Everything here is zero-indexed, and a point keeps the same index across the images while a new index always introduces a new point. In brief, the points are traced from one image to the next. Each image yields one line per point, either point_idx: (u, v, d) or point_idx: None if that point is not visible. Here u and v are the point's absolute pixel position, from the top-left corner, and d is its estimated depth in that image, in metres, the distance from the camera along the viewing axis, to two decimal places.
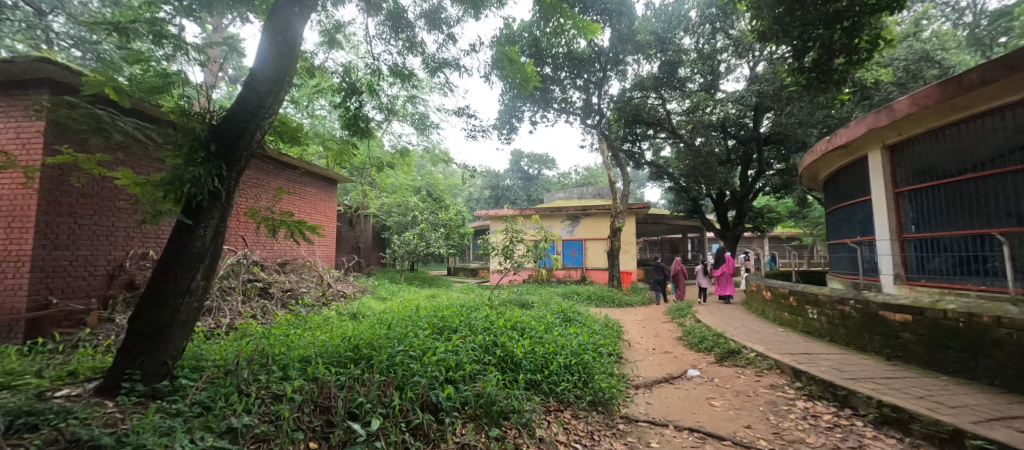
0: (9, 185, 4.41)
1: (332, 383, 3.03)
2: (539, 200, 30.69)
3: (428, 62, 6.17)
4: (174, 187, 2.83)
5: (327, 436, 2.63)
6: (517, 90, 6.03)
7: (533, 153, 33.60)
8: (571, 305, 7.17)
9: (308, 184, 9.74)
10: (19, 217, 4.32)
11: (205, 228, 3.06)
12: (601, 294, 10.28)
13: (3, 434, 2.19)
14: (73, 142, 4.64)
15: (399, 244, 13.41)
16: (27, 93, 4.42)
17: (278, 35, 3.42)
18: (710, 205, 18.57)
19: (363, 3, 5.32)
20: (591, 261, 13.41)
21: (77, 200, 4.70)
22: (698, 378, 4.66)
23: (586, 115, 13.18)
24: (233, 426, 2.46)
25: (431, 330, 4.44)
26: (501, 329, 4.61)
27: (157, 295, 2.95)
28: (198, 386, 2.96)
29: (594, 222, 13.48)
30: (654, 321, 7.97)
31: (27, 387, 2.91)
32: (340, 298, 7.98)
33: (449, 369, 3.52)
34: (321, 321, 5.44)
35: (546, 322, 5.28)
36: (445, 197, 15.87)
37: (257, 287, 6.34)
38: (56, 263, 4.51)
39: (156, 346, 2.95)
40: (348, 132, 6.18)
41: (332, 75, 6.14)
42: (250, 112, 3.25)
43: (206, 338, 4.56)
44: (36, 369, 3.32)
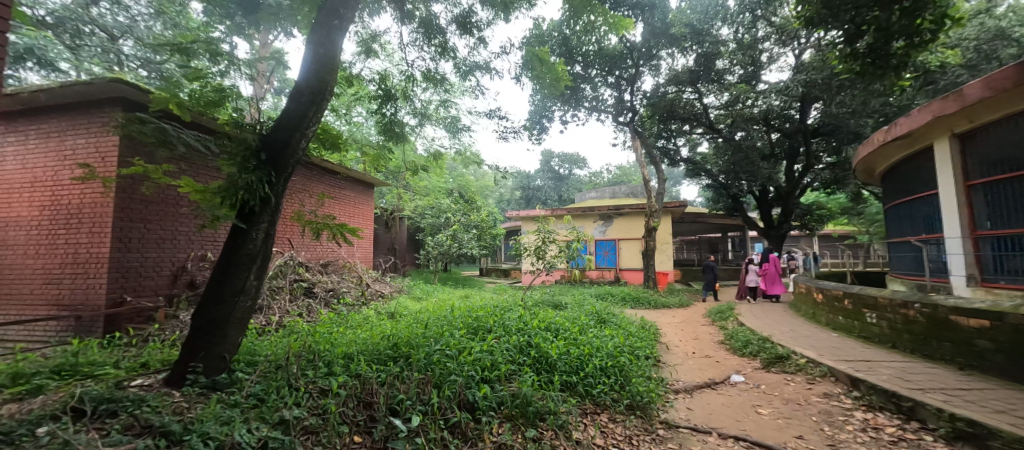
0: (88, 194, 4.86)
1: (373, 380, 3.15)
2: (571, 200, 30.42)
3: (460, 66, 6.29)
4: (229, 193, 3.04)
5: (370, 430, 2.76)
6: (548, 90, 6.01)
7: (563, 153, 33.41)
8: (605, 306, 7.07)
9: (348, 188, 10.15)
10: (98, 223, 4.77)
11: (257, 232, 3.27)
12: (635, 294, 10.06)
13: (89, 418, 2.43)
14: (142, 154, 5.06)
15: (433, 245, 13.70)
16: (104, 111, 4.88)
17: (320, 48, 3.62)
18: (753, 203, 17.71)
19: (397, 12, 5.49)
20: (625, 261, 13.11)
21: (146, 207, 5.15)
22: (743, 385, 4.45)
23: (618, 112, 12.89)
24: (285, 418, 2.60)
25: (466, 330, 4.50)
26: (535, 330, 4.61)
27: (215, 293, 3.17)
28: (253, 379, 3.15)
29: (627, 222, 13.17)
30: (692, 323, 7.70)
31: (107, 376, 3.21)
32: (377, 297, 8.28)
33: (485, 368, 3.57)
34: (360, 320, 5.62)
35: (581, 324, 5.22)
36: (476, 198, 16.05)
37: (302, 287, 6.68)
38: (129, 264, 4.94)
39: (215, 341, 3.17)
40: (384, 138, 6.41)
41: (368, 83, 6.36)
42: (294, 122, 3.42)
43: (258, 334, 4.86)
44: (115, 360, 3.66)
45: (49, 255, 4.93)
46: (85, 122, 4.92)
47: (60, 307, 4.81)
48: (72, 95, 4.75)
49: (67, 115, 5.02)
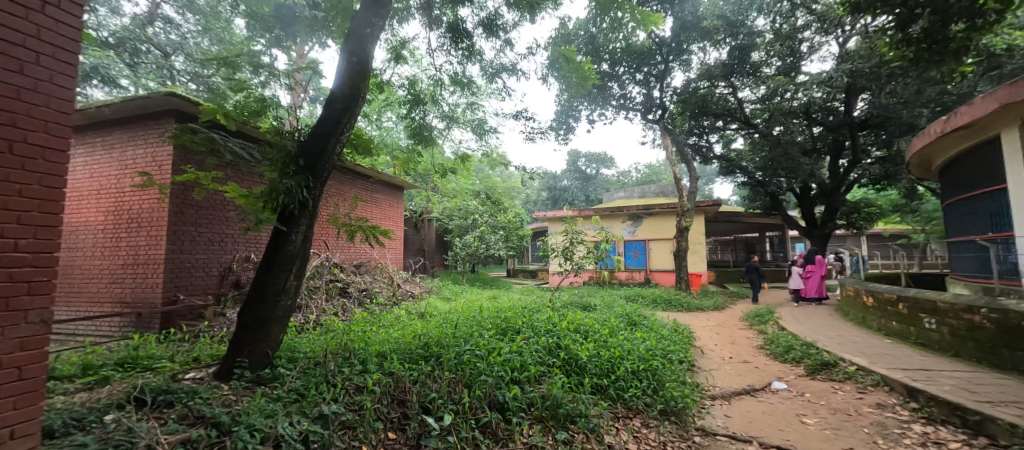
0: (146, 199, 5.23)
1: (406, 378, 3.22)
2: (598, 200, 29.97)
3: (487, 68, 6.34)
4: (272, 197, 3.21)
5: (403, 428, 2.83)
6: (575, 89, 5.97)
7: (591, 152, 33.05)
8: (636, 308, 6.92)
9: (379, 191, 10.44)
10: (155, 226, 5.13)
11: (297, 233, 3.42)
12: (666, 297, 9.78)
13: (148, 408, 2.61)
14: (193, 162, 5.41)
15: (461, 247, 13.86)
16: (159, 123, 5.24)
17: (353, 56, 3.74)
18: (793, 201, 16.88)
19: (425, 19, 5.62)
20: (656, 262, 12.79)
21: (197, 211, 5.50)
22: (785, 392, 4.24)
23: (647, 110, 12.59)
24: (324, 413, 2.70)
25: (495, 331, 4.53)
26: (564, 331, 4.56)
27: (259, 292, 3.34)
28: (294, 375, 3.29)
29: (658, 222, 12.84)
30: (728, 327, 7.42)
31: (164, 369, 3.45)
32: (408, 298, 8.49)
33: (514, 369, 3.57)
34: (393, 319, 5.76)
35: (611, 326, 5.13)
36: (503, 200, 16.12)
37: (337, 287, 6.92)
38: (182, 265, 5.28)
39: (259, 337, 3.33)
40: (414, 141, 6.56)
41: (397, 88, 6.52)
42: (330, 128, 3.56)
43: (297, 332, 5.08)
44: (170, 354, 3.92)
45: (112, 256, 5.34)
46: (144, 133, 5.31)
47: (122, 304, 5.21)
48: (131, 108, 5.13)
49: (127, 128, 5.43)
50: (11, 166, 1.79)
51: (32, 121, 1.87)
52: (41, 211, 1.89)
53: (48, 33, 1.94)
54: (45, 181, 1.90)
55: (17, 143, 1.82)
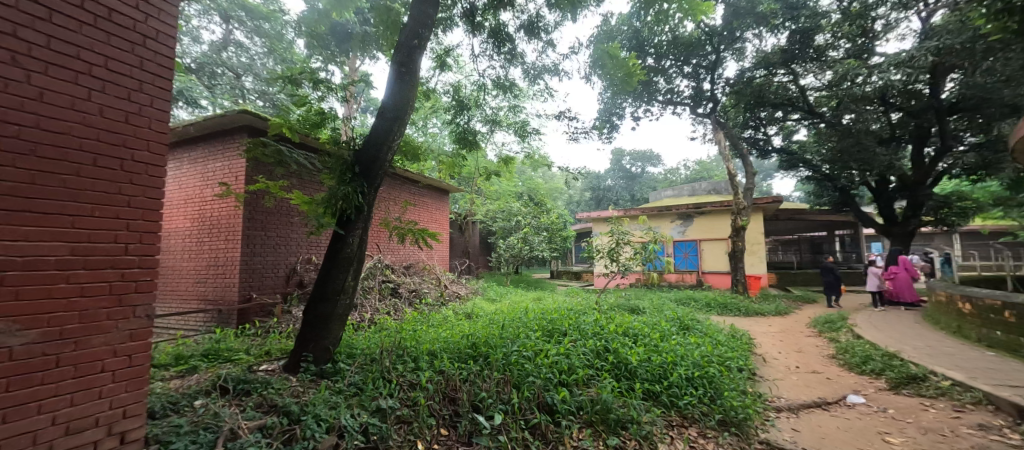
0: (224, 207, 5.77)
1: (456, 376, 3.31)
2: (645, 200, 28.98)
3: (529, 71, 6.38)
4: (331, 203, 3.46)
5: (455, 425, 2.92)
6: (620, 86, 5.84)
7: (636, 150, 32.15)
8: (688, 312, 6.62)
9: (427, 195, 10.80)
10: (232, 231, 5.66)
11: (353, 237, 3.63)
12: (721, 300, 9.27)
13: (230, 395, 2.90)
14: (263, 172, 5.90)
15: (504, 249, 13.97)
16: (235, 138, 5.77)
17: (402, 66, 3.93)
18: (867, 196, 15.36)
19: (468, 26, 5.76)
20: (709, 264, 12.15)
21: (266, 217, 6.00)
22: (864, 408, 3.86)
23: (696, 104, 12.01)
24: (381, 407, 2.84)
25: (542, 332, 4.52)
26: (612, 334, 4.46)
27: (321, 292, 3.58)
28: (353, 370, 3.49)
29: (710, 221, 12.20)
30: (792, 334, 6.89)
31: (242, 361, 3.80)
32: (454, 298, 8.72)
33: (562, 372, 3.54)
34: (441, 319, 5.95)
35: (662, 330, 4.94)
36: (546, 201, 16.08)
37: (389, 288, 7.24)
38: (254, 266, 5.78)
39: (321, 334, 3.56)
40: (459, 146, 6.72)
41: (442, 95, 6.74)
42: (382, 137, 3.76)
43: (355, 330, 5.38)
44: (246, 347, 4.31)
45: (197, 258, 5.95)
46: (222, 148, 5.88)
47: (206, 301, 5.80)
48: (212, 126, 5.69)
49: (208, 143, 6.03)
50: (121, 181, 2.06)
51: (137, 142, 2.14)
52: (144, 220, 2.16)
53: (149, 63, 2.21)
54: (147, 194, 2.17)
55: (126, 160, 2.09)
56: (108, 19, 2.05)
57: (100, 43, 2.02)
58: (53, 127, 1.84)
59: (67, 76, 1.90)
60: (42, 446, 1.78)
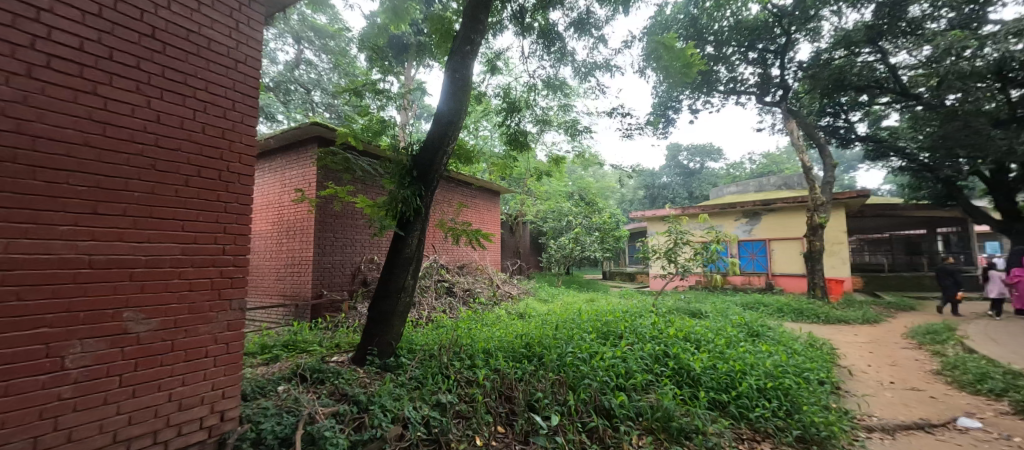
0: (299, 211, 6.32)
1: (511, 375, 3.37)
2: (705, 197, 27.41)
3: (580, 69, 6.32)
4: (393, 206, 3.69)
5: (512, 423, 2.98)
6: (677, 78, 5.59)
7: (693, 145, 30.52)
8: (756, 317, 6.17)
9: (479, 197, 11.02)
10: (306, 233, 6.19)
11: (412, 237, 3.82)
12: (795, 305, 8.53)
13: (307, 382, 3.17)
14: (332, 179, 6.36)
15: (556, 249, 13.85)
16: (307, 148, 6.30)
17: (456, 73, 4.07)
18: (975, 189, 13.38)
19: (518, 28, 5.84)
20: (779, 265, 11.23)
21: (335, 220, 6.48)
22: (980, 433, 3.37)
23: (763, 92, 11.16)
24: (441, 401, 2.97)
25: (597, 335, 4.45)
26: (672, 339, 4.26)
27: (383, 290, 3.80)
28: (414, 365, 3.66)
29: (780, 219, 11.28)
30: (884, 345, 6.17)
31: (316, 352, 4.13)
32: (506, 298, 8.84)
33: (620, 375, 3.46)
34: (495, 319, 6.05)
35: (727, 336, 4.64)
36: (598, 200, 15.76)
37: (444, 287, 7.49)
38: (325, 265, 6.26)
39: (383, 330, 3.77)
40: (510, 147, 6.79)
41: (492, 98, 6.87)
42: (438, 141, 3.91)
43: (414, 326, 5.64)
44: (319, 339, 4.68)
45: (277, 258, 6.56)
46: (298, 157, 6.42)
47: (285, 296, 6.38)
48: (289, 138, 6.24)
49: (286, 153, 6.63)
50: (219, 189, 2.34)
51: (231, 155, 2.41)
52: (238, 223, 2.43)
53: (240, 85, 2.49)
54: (241, 200, 2.44)
55: (223, 172, 2.36)
56: (208, 49, 2.34)
57: (204, 70, 2.32)
58: (167, 145, 2.14)
59: (178, 100, 2.20)
60: (162, 418, 2.07)
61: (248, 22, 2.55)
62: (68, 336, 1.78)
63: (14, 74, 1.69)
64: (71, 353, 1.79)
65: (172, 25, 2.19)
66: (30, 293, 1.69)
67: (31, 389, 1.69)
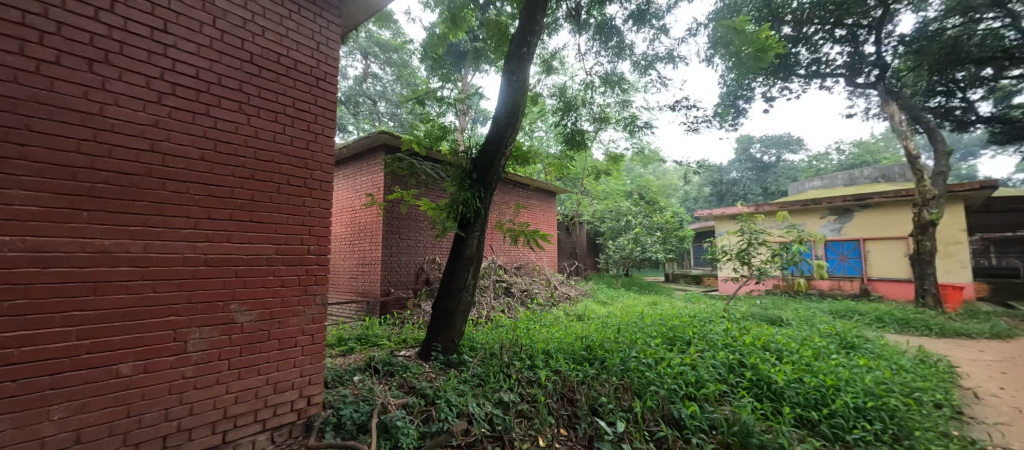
0: (369, 214, 6.75)
1: (573, 378, 3.33)
2: (782, 193, 25.08)
3: (639, 62, 6.09)
4: (454, 208, 3.82)
5: (575, 426, 2.93)
6: (751, 63, 5.13)
7: (768, 136, 28.15)
8: (847, 326, 5.52)
9: (536, 197, 11.02)
10: (375, 235, 6.60)
11: (473, 238, 3.92)
12: (896, 314, 7.51)
13: (379, 374, 3.37)
14: (398, 184, 6.72)
15: (614, 249, 13.45)
16: (376, 155, 6.70)
17: (513, 75, 4.11)
18: None
19: (573, 25, 5.78)
20: (875, 269, 9.96)
21: (401, 223, 6.84)
22: None
23: (853, 73, 9.93)
24: (503, 400, 3.01)
25: (662, 340, 4.25)
26: (748, 347, 3.93)
27: (446, 289, 3.93)
28: (476, 362, 3.74)
29: (876, 216, 10.01)
30: (1017, 365, 5.21)
31: (386, 346, 4.40)
32: (564, 299, 8.75)
33: (690, 384, 3.26)
34: (554, 320, 6.02)
35: (814, 346, 4.19)
36: (659, 199, 15.07)
37: (502, 287, 7.58)
38: (392, 265, 6.62)
39: (446, 327, 3.89)
40: (566, 147, 6.72)
41: (548, 98, 6.85)
42: (496, 143, 3.98)
43: (475, 325, 5.77)
44: (387, 334, 4.96)
45: (350, 258, 7.07)
46: (367, 164, 6.88)
47: (357, 293, 6.85)
48: (360, 147, 6.70)
49: (357, 161, 7.11)
50: (305, 195, 2.56)
51: (314, 164, 2.63)
52: (321, 226, 2.64)
53: (322, 100, 2.71)
54: (323, 205, 2.65)
55: (307, 179, 2.58)
56: (296, 69, 2.58)
57: (291, 88, 2.55)
58: (263, 157, 2.39)
59: (271, 116, 2.45)
60: (261, 399, 2.32)
61: (328, 42, 2.77)
62: (189, 323, 2.07)
63: (147, 101, 2.01)
64: (191, 338, 2.07)
65: (266, 51, 2.45)
66: (160, 286, 2.00)
67: (162, 368, 1.98)
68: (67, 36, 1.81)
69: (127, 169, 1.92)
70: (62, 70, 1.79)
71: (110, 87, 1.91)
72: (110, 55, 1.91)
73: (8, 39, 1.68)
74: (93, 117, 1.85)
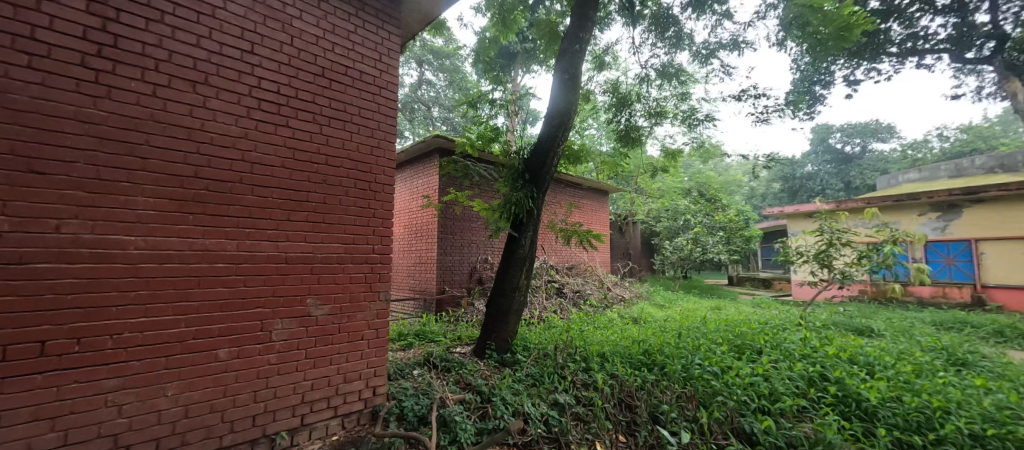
0: (425, 216, 6.99)
1: (631, 383, 3.21)
2: (868, 187, 22.45)
3: (699, 51, 5.76)
4: (508, 208, 3.84)
5: (634, 433, 2.82)
6: (832, 43, 4.62)
7: (850, 124, 25.43)
8: (954, 339, 4.80)
9: (589, 197, 10.81)
10: (431, 235, 6.83)
11: (526, 238, 3.92)
12: (1018, 327, 6.42)
13: (436, 369, 3.47)
14: (453, 185, 6.91)
15: (672, 250, 12.82)
16: (431, 159, 6.94)
17: (565, 73, 4.05)
18: None
19: (627, 18, 5.60)
20: (992, 274, 8.61)
21: (455, 223, 7.02)
22: None
23: (961, 48, 8.62)
24: (558, 401, 2.98)
25: (728, 347, 3.97)
26: (831, 360, 3.55)
27: (500, 288, 3.95)
28: (530, 362, 3.73)
29: (991, 213, 8.64)
30: None
31: (442, 342, 4.53)
32: (618, 301, 8.49)
33: (762, 396, 3.01)
34: (608, 322, 5.86)
35: (912, 361, 3.69)
36: (721, 196, 14.17)
37: (554, 287, 7.52)
38: (447, 264, 6.82)
39: (501, 326, 3.91)
40: (619, 144, 6.52)
41: (599, 95, 6.69)
42: (548, 143, 3.95)
43: (528, 325, 5.78)
44: (443, 331, 5.11)
45: (408, 257, 7.38)
46: (423, 168, 7.14)
47: (414, 291, 7.13)
48: (416, 151, 6.98)
49: (414, 165, 7.39)
50: (370, 198, 2.70)
51: (378, 168, 2.76)
52: (384, 227, 2.76)
53: (385, 108, 2.84)
54: (387, 206, 2.78)
55: (373, 183, 2.72)
56: (361, 80, 2.72)
57: (358, 98, 2.70)
58: (334, 163, 2.55)
59: (340, 125, 2.60)
60: (333, 387, 2.47)
61: (389, 52, 2.90)
62: (273, 315, 2.26)
63: (238, 116, 2.22)
64: (275, 329, 2.26)
65: (336, 64, 2.61)
66: (250, 280, 2.20)
67: (252, 355, 2.17)
68: (176, 62, 2.05)
69: (224, 178, 2.14)
70: (173, 92, 2.03)
71: (210, 105, 2.13)
72: (209, 76, 2.14)
73: (132, 68, 1.93)
74: (197, 132, 2.08)
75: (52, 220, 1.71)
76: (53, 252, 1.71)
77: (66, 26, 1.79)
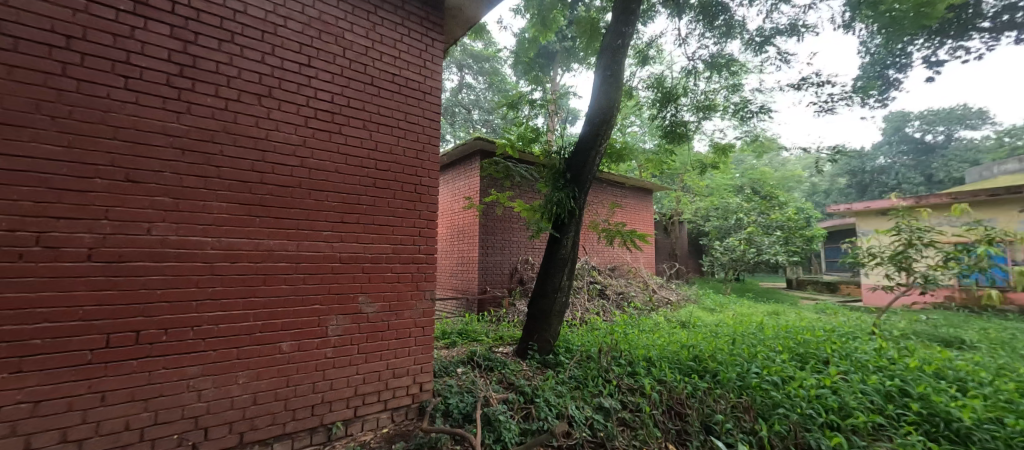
0: (467, 216, 7.09)
1: (681, 389, 3.06)
2: (953, 181, 20.08)
3: (753, 39, 5.41)
4: (550, 208, 3.79)
5: (685, 443, 2.69)
6: (911, 21, 4.16)
7: (929, 110, 22.95)
8: None
9: (632, 196, 10.49)
10: (472, 236, 6.92)
11: (568, 239, 3.86)
12: None
13: (480, 368, 3.50)
14: (494, 186, 6.96)
15: (722, 251, 12.14)
16: (472, 160, 7.03)
17: (607, 70, 3.95)
18: None
19: (672, 9, 5.36)
20: None
21: (496, 224, 7.07)
22: None
23: None
24: (604, 405, 2.91)
25: (789, 355, 3.70)
26: (913, 374, 3.19)
27: (541, 289, 3.91)
28: (573, 363, 3.66)
29: None
30: None
31: (484, 341, 4.57)
32: (664, 304, 8.17)
33: (830, 410, 2.77)
34: (654, 325, 5.64)
35: (1012, 377, 3.24)
36: (777, 193, 13.25)
37: (597, 288, 7.36)
38: (489, 264, 6.88)
39: (544, 327, 3.87)
40: (664, 140, 6.27)
41: (642, 91, 6.46)
42: (590, 142, 3.87)
43: (570, 327, 5.69)
44: (485, 330, 5.15)
45: (451, 257, 7.53)
46: (464, 170, 7.26)
47: (456, 291, 7.26)
48: (458, 153, 7.10)
49: (456, 167, 7.52)
50: (416, 200, 2.76)
51: (424, 171, 2.82)
52: (430, 228, 2.82)
53: (429, 112, 2.89)
54: (432, 208, 2.84)
55: (418, 185, 2.78)
56: (408, 87, 2.80)
57: (404, 104, 2.77)
58: (382, 167, 2.63)
59: (388, 130, 2.68)
60: (384, 381, 2.55)
61: (433, 58, 2.96)
62: (329, 311, 2.37)
63: (297, 125, 2.35)
64: (331, 324, 2.37)
65: (384, 72, 2.70)
66: (309, 278, 2.31)
67: (311, 348, 2.29)
68: (244, 78, 2.20)
69: (285, 183, 2.27)
70: (242, 105, 2.18)
71: (273, 116, 2.27)
72: (273, 90, 2.28)
73: (208, 85, 2.10)
74: (262, 141, 2.22)
75: (145, 223, 1.90)
76: (145, 252, 1.89)
77: (154, 51, 1.98)
